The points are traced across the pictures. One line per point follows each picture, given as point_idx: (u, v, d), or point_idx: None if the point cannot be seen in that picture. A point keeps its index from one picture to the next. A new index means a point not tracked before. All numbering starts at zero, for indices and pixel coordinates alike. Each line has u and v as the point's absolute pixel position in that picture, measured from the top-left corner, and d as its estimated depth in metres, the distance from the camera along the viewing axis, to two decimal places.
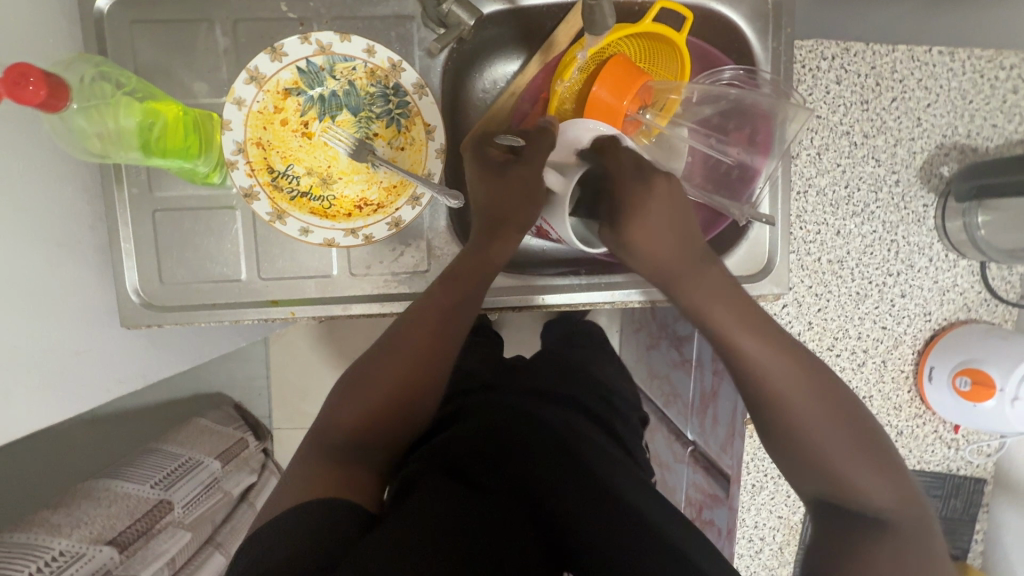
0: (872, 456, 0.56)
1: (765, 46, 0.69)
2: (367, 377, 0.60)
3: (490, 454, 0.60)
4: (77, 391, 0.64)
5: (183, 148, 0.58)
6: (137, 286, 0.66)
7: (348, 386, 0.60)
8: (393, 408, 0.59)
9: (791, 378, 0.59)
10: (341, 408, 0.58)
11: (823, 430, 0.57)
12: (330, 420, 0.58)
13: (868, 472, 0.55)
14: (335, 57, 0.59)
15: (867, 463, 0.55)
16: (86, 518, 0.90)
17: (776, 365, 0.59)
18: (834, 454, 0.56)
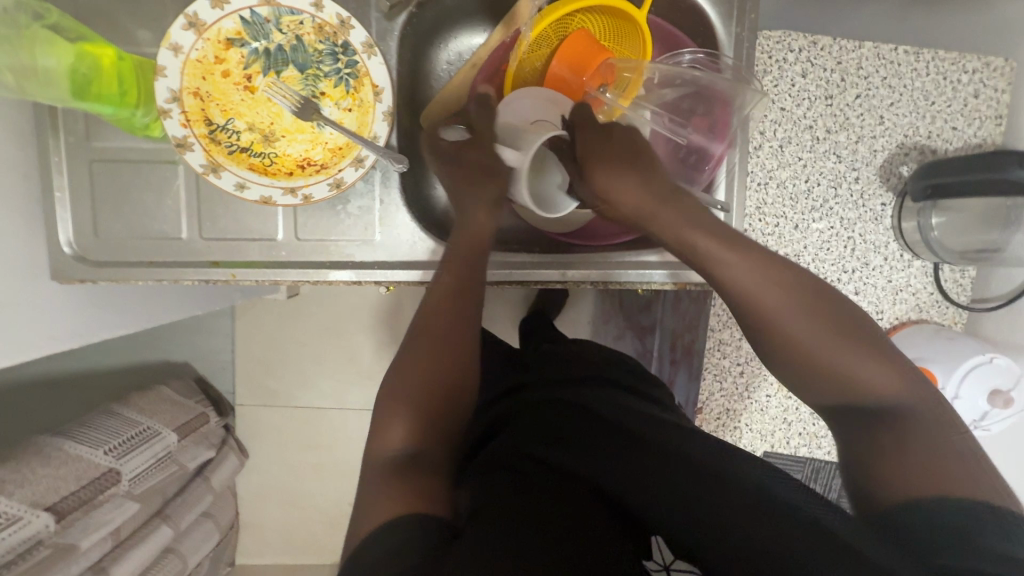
0: (872, 350, 0.52)
1: (729, 31, 0.68)
2: (406, 374, 0.57)
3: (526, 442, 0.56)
4: (4, 343, 0.62)
5: (118, 94, 0.56)
6: (71, 239, 0.64)
7: (384, 402, 0.57)
8: (433, 389, 0.56)
9: (781, 294, 0.55)
10: (384, 428, 0.55)
11: (819, 336, 0.53)
12: (378, 444, 0.54)
13: (871, 366, 0.51)
14: (281, 9, 0.57)
15: (868, 357, 0.51)
16: (31, 479, 0.85)
17: (765, 282, 0.56)
18: (819, 347, 0.52)
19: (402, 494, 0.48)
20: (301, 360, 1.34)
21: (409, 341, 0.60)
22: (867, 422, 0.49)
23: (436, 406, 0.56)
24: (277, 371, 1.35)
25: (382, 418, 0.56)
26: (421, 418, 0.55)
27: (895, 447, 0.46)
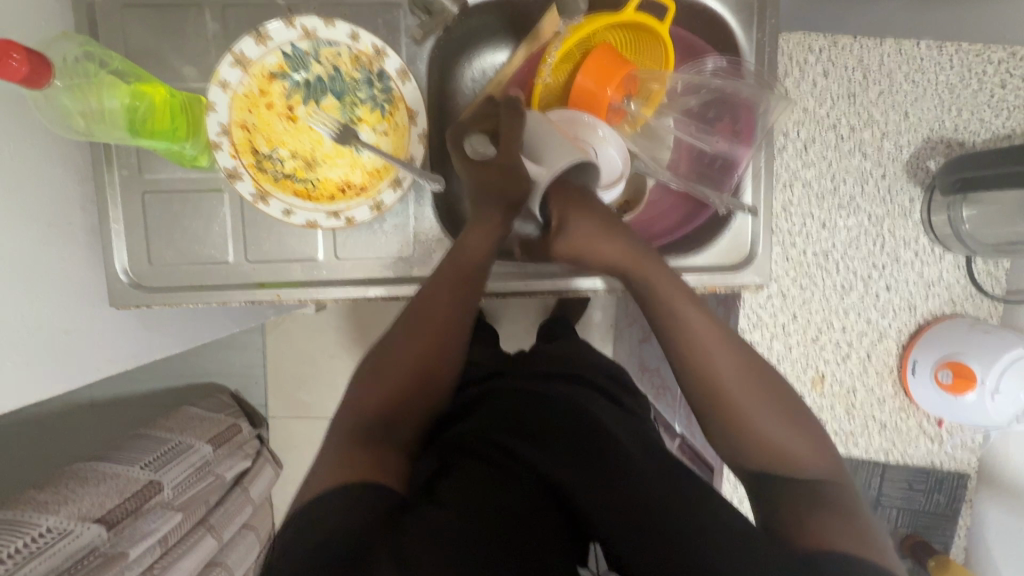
0: (795, 418, 0.57)
1: (750, 36, 0.69)
2: (386, 364, 0.59)
3: (498, 436, 0.59)
4: (68, 368, 0.65)
5: (171, 130, 0.59)
6: (127, 266, 0.68)
7: (373, 367, 0.60)
8: (409, 394, 0.59)
9: (734, 371, 0.57)
10: (364, 393, 0.58)
11: (763, 410, 0.56)
12: (355, 403, 0.58)
13: (795, 440, 0.55)
14: (320, 41, 0.61)
15: (790, 428, 0.56)
16: (74, 497, 0.91)
17: (723, 354, 0.57)
18: (768, 431, 0.56)
19: (363, 462, 0.52)
20: (332, 373, 1.38)
21: (393, 336, 0.61)
22: (783, 489, 0.53)
23: (407, 402, 0.58)
24: (310, 385, 1.38)
25: (358, 394, 0.58)
26: (389, 406, 0.57)
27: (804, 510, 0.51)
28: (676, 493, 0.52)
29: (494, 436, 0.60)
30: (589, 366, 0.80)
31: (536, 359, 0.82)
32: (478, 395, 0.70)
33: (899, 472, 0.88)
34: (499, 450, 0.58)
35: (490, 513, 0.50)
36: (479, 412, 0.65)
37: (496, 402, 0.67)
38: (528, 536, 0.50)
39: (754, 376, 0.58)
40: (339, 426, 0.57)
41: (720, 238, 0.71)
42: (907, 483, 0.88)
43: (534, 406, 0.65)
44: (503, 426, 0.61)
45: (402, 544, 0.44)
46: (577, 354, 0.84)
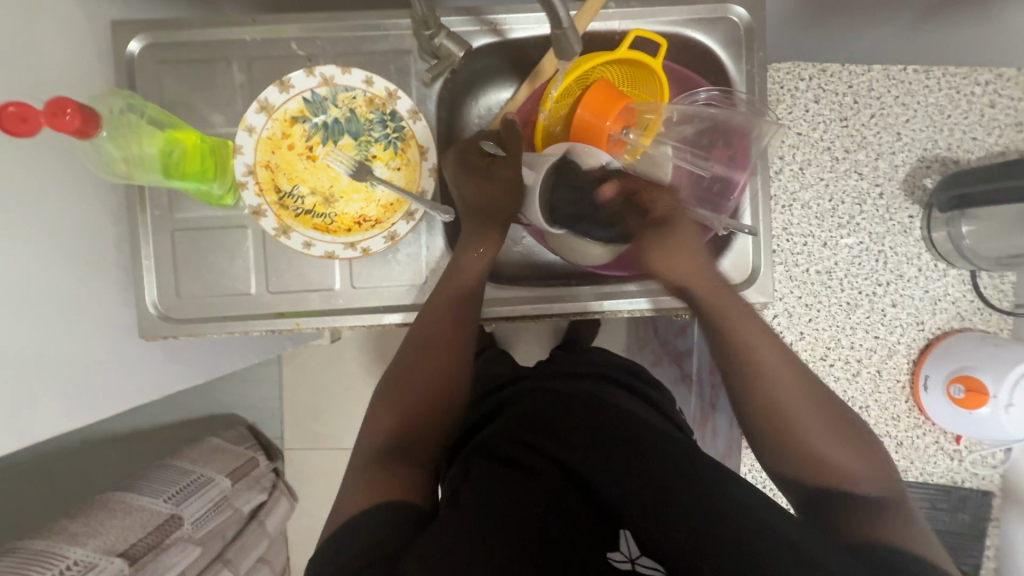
0: (848, 435, 0.58)
1: (740, 69, 0.73)
2: (403, 385, 0.63)
3: (519, 435, 0.62)
4: (99, 399, 0.69)
5: (200, 172, 0.64)
6: (156, 300, 0.71)
7: (386, 394, 0.64)
8: (417, 412, 0.62)
9: (787, 388, 0.60)
10: (376, 424, 0.61)
11: (811, 422, 0.58)
12: (373, 427, 0.61)
13: (844, 453, 0.56)
14: (337, 87, 0.67)
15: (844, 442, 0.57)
16: (101, 529, 0.93)
17: (786, 384, 0.59)
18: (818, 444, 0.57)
19: (381, 484, 0.54)
20: (346, 403, 1.39)
21: (410, 352, 0.66)
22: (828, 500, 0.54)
23: (421, 421, 0.62)
24: (324, 415, 1.40)
25: (372, 418, 0.62)
26: (405, 425, 0.61)
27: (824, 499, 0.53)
28: (694, 485, 0.53)
29: (517, 435, 0.62)
30: (609, 365, 0.82)
31: (563, 363, 0.84)
32: (503, 400, 0.74)
33: (920, 491, 0.87)
34: (522, 448, 0.60)
35: (521, 510, 0.51)
36: (503, 416, 0.69)
37: (520, 404, 0.70)
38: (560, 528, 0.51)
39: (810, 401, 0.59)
40: (359, 448, 0.60)
41: (722, 260, 0.74)
42: (929, 502, 0.87)
43: (554, 403, 0.68)
44: (525, 424, 0.64)
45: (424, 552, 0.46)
46: (596, 356, 0.86)
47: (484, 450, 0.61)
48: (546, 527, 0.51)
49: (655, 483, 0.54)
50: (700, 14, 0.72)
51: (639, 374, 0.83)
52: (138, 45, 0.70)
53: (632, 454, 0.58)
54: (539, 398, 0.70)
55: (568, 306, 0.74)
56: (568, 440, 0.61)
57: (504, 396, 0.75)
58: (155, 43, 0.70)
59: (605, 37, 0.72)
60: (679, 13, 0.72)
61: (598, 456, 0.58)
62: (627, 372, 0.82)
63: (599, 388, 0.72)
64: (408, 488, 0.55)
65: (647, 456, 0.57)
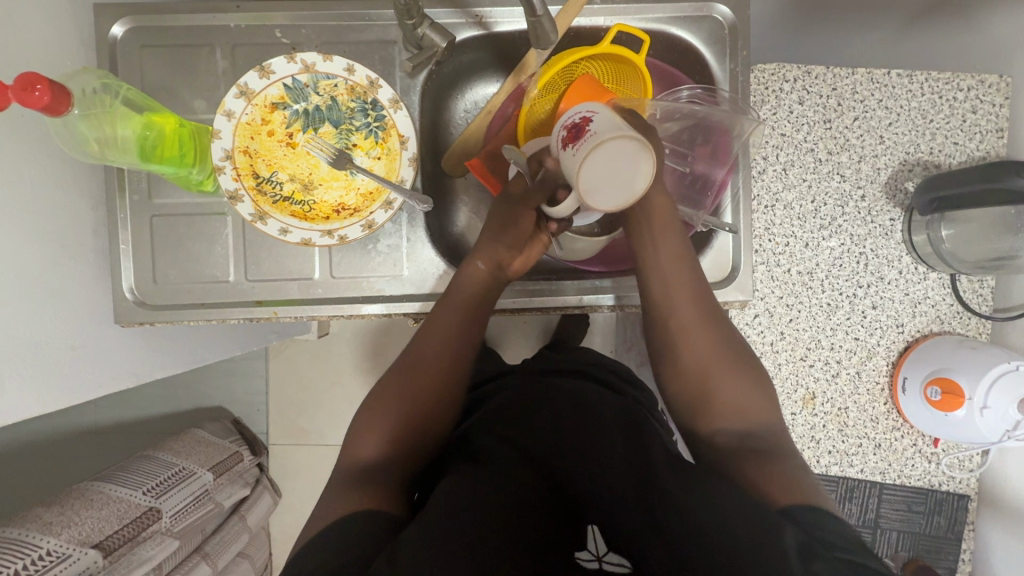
0: (751, 374, 0.61)
1: (724, 67, 0.73)
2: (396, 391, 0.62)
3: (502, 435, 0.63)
4: (71, 384, 0.68)
5: (177, 157, 0.64)
6: (133, 286, 0.71)
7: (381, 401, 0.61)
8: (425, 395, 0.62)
9: (703, 338, 0.63)
10: (364, 434, 0.59)
11: (718, 367, 0.61)
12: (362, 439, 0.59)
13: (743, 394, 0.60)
14: (318, 75, 0.66)
15: (751, 383, 0.61)
16: (77, 519, 0.91)
17: (701, 338, 0.63)
18: (722, 384, 0.60)
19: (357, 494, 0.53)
20: (332, 399, 1.38)
21: (414, 346, 0.65)
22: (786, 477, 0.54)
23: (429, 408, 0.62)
24: (309, 412, 1.39)
25: (370, 416, 0.60)
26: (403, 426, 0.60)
27: (766, 462, 0.54)
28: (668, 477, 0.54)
29: (500, 432, 0.64)
30: (590, 362, 0.83)
31: (543, 360, 0.85)
32: (486, 396, 0.75)
33: (897, 494, 0.87)
34: (498, 443, 0.62)
35: (501, 506, 0.52)
36: (483, 412, 0.70)
37: (501, 401, 0.71)
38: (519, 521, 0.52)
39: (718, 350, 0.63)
40: (347, 462, 0.57)
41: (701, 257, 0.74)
42: (905, 505, 0.87)
43: (537, 400, 0.69)
44: (504, 421, 0.66)
45: (394, 550, 0.45)
46: (579, 355, 0.86)
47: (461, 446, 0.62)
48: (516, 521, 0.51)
49: (631, 479, 0.55)
50: (685, 12, 0.73)
51: (619, 372, 0.83)
52: (121, 29, 0.69)
53: (607, 451, 0.59)
54: (520, 395, 0.71)
55: (547, 300, 0.74)
56: (547, 437, 0.62)
57: (484, 394, 0.76)
58: (137, 28, 0.70)
59: (589, 32, 0.73)
60: (665, 10, 0.73)
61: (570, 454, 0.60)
62: (610, 369, 0.82)
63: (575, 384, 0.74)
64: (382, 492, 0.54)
65: (621, 454, 0.58)
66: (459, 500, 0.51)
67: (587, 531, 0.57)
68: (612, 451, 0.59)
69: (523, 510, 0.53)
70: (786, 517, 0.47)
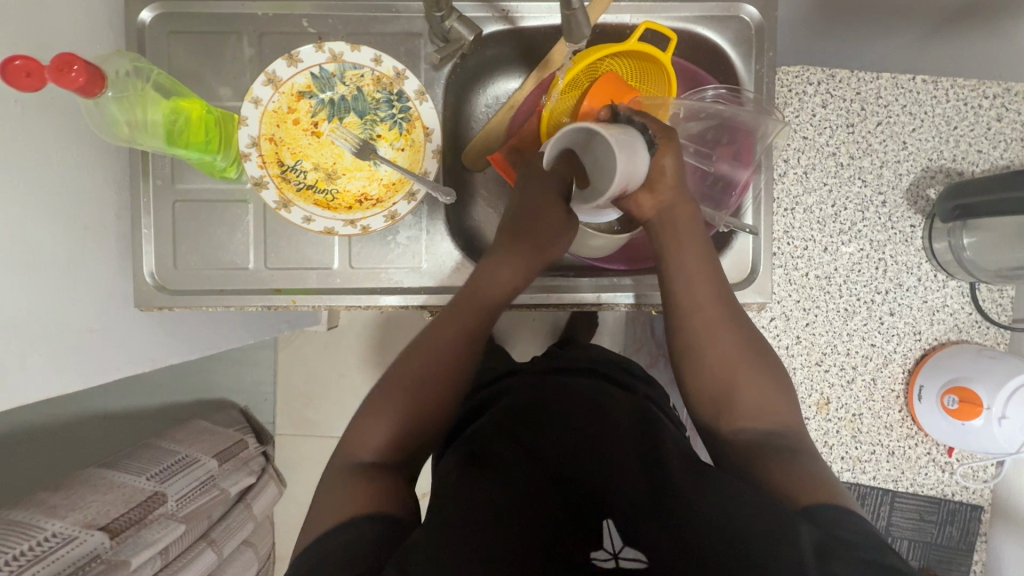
0: (774, 377, 0.61)
1: (749, 68, 0.73)
2: (404, 382, 0.61)
3: (511, 434, 0.63)
4: (91, 365, 0.69)
5: (204, 142, 0.64)
6: (154, 270, 0.71)
7: (390, 391, 0.61)
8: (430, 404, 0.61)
9: (726, 342, 0.62)
10: (370, 427, 0.59)
11: (743, 375, 0.60)
12: (365, 432, 0.59)
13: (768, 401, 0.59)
14: (346, 65, 0.66)
15: (772, 384, 0.60)
16: (83, 503, 0.92)
17: (725, 345, 0.61)
18: (745, 393, 0.59)
19: (373, 487, 0.53)
20: (340, 391, 1.38)
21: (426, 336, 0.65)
22: None
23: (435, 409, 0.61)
24: (317, 403, 1.39)
25: (371, 411, 0.60)
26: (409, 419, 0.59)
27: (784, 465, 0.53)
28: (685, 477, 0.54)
29: (512, 430, 0.64)
30: (602, 360, 0.82)
31: (554, 358, 0.85)
32: (497, 394, 0.75)
33: (910, 502, 0.86)
34: (510, 441, 0.62)
35: (509, 508, 0.53)
36: (493, 409, 0.70)
37: (510, 399, 0.71)
38: (524, 524, 0.52)
39: (739, 354, 0.61)
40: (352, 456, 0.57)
41: (721, 258, 0.74)
42: (917, 514, 0.86)
43: (547, 399, 0.69)
44: (514, 420, 0.66)
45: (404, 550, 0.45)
46: (591, 353, 0.86)
47: (475, 445, 0.62)
48: (527, 526, 0.52)
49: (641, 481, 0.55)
50: (712, 12, 0.73)
51: (631, 370, 0.82)
52: (150, 15, 0.70)
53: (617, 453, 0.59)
54: (531, 393, 0.71)
55: (562, 297, 0.74)
56: (559, 438, 0.62)
57: (495, 391, 0.76)
58: (166, 14, 0.70)
59: (615, 29, 0.73)
60: (691, 9, 0.72)
61: (583, 452, 0.60)
62: (624, 368, 0.82)
63: (586, 383, 0.73)
64: (396, 488, 0.54)
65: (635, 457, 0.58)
66: (468, 507, 0.52)
67: (603, 529, 0.54)
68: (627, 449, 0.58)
69: (533, 514, 0.53)
70: (808, 518, 0.47)
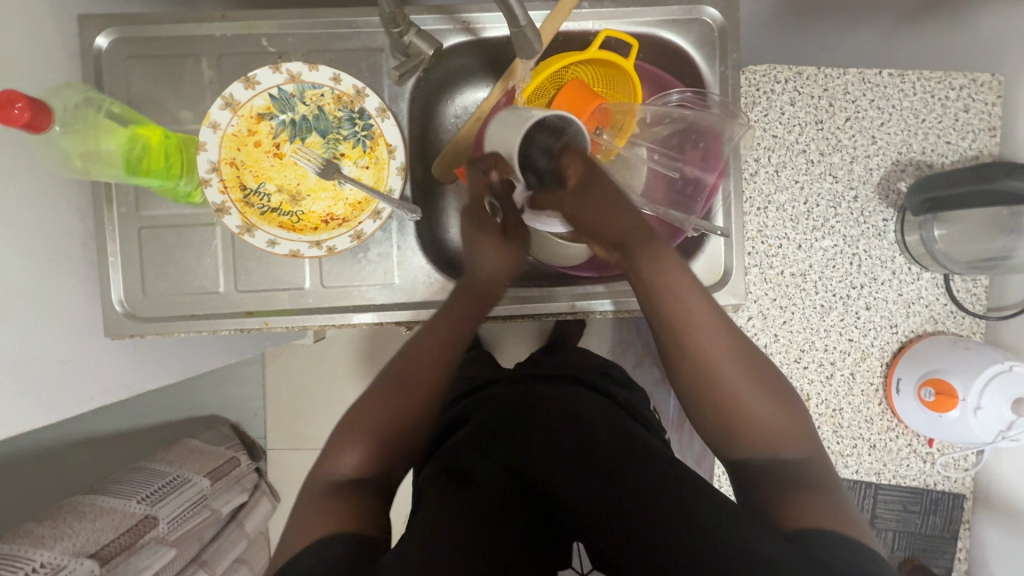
0: (781, 401, 0.59)
1: (714, 70, 0.73)
2: (372, 404, 0.61)
3: (489, 447, 0.63)
4: (63, 398, 0.68)
5: (164, 168, 0.63)
6: (123, 298, 0.70)
7: (359, 413, 0.61)
8: (406, 417, 0.61)
9: (733, 364, 0.59)
10: (339, 451, 0.58)
11: (754, 399, 0.58)
12: (335, 456, 0.58)
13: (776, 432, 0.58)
14: (305, 84, 0.66)
15: (778, 408, 0.59)
16: (71, 531, 0.92)
17: (730, 370, 0.59)
18: (755, 416, 0.58)
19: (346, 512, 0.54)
20: (330, 404, 1.38)
21: (398, 360, 0.64)
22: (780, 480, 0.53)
23: (408, 427, 0.61)
24: (307, 416, 1.38)
25: (347, 432, 0.60)
26: (379, 440, 0.59)
27: None
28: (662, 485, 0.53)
29: (488, 444, 0.63)
30: (583, 365, 0.82)
31: (535, 365, 0.85)
32: (477, 403, 0.75)
33: (893, 494, 0.87)
34: (486, 456, 0.61)
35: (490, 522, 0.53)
36: (471, 421, 0.70)
37: (489, 410, 0.71)
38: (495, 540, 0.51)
39: (749, 376, 0.59)
40: (325, 478, 0.57)
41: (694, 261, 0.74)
42: (900, 505, 0.87)
43: (524, 408, 0.69)
44: (491, 431, 0.65)
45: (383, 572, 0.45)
46: (573, 358, 0.86)
47: (454, 457, 0.62)
48: (498, 542, 0.51)
49: (613, 489, 0.54)
50: (674, 15, 0.72)
51: (610, 375, 0.82)
52: (106, 40, 0.69)
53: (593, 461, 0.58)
54: (508, 403, 0.71)
55: (537, 308, 0.73)
56: (535, 446, 0.62)
57: (475, 401, 0.77)
58: (121, 38, 0.69)
59: (578, 36, 0.72)
60: (653, 13, 0.72)
61: (559, 466, 0.59)
62: (604, 373, 0.82)
63: (567, 389, 0.73)
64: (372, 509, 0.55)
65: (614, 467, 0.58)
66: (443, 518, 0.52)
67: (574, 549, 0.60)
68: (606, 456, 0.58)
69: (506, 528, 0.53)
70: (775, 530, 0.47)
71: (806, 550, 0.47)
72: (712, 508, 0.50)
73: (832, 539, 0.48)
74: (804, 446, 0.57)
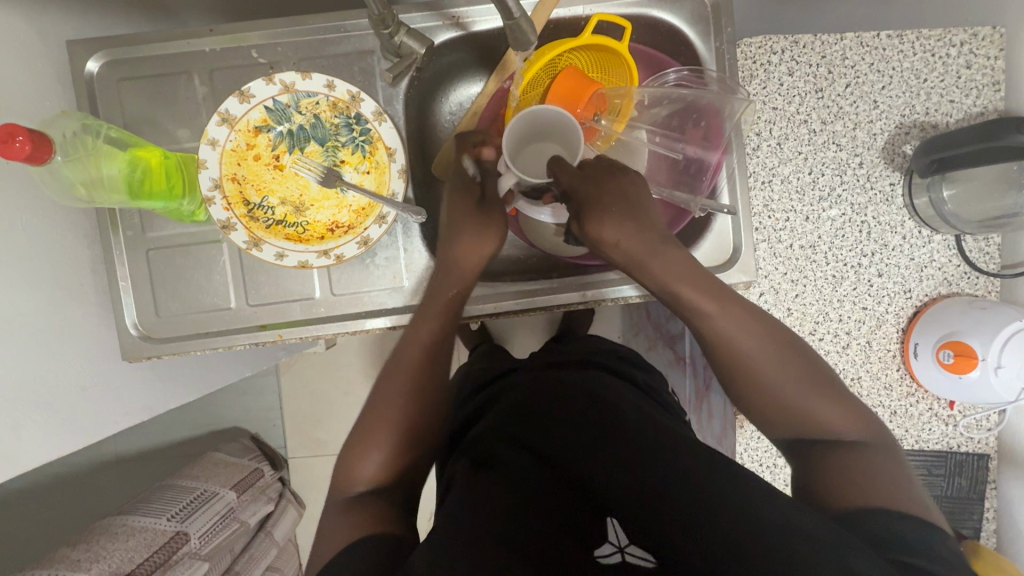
0: (831, 395, 0.58)
1: (709, 46, 0.72)
2: (376, 410, 0.61)
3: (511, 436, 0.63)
4: (88, 424, 0.69)
5: (167, 190, 0.64)
6: (136, 321, 0.71)
7: (363, 423, 0.61)
8: (411, 414, 0.61)
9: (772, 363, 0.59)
10: (353, 462, 0.59)
11: (800, 395, 0.57)
12: (350, 470, 0.59)
13: (837, 414, 0.56)
14: (299, 94, 0.65)
15: (832, 402, 0.57)
16: (105, 553, 0.93)
17: (771, 371, 0.59)
18: (807, 410, 0.57)
19: (377, 516, 0.54)
20: (347, 408, 1.39)
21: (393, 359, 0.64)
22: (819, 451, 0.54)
23: (417, 423, 0.61)
24: (326, 422, 1.39)
25: (356, 441, 0.60)
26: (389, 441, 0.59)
27: None
28: (687, 464, 0.53)
29: (509, 434, 0.63)
30: (597, 351, 0.82)
31: (548, 353, 0.85)
32: (494, 395, 0.76)
33: (916, 459, 0.87)
34: (509, 445, 0.62)
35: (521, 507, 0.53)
36: (490, 413, 0.71)
37: (507, 400, 0.71)
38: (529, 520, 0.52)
39: (794, 372, 0.59)
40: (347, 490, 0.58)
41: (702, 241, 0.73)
42: (925, 469, 0.87)
43: (542, 395, 0.69)
44: (512, 421, 0.66)
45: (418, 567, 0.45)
46: (587, 344, 0.86)
47: (479, 451, 0.62)
48: (531, 522, 0.51)
49: (639, 470, 0.54)
50: None
51: (625, 359, 0.82)
52: (97, 64, 0.69)
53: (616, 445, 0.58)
54: (525, 391, 0.71)
55: (549, 299, 0.73)
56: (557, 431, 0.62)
57: (492, 393, 0.77)
58: (113, 62, 0.69)
59: (570, 23, 0.72)
60: None
61: (581, 451, 0.59)
62: (620, 358, 0.82)
63: (583, 374, 0.73)
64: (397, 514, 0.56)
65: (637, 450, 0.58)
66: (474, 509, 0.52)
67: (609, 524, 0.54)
68: (629, 441, 0.58)
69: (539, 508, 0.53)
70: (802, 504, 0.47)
71: (835, 523, 0.47)
72: (738, 487, 0.50)
73: (860, 511, 0.48)
74: (866, 434, 0.55)
